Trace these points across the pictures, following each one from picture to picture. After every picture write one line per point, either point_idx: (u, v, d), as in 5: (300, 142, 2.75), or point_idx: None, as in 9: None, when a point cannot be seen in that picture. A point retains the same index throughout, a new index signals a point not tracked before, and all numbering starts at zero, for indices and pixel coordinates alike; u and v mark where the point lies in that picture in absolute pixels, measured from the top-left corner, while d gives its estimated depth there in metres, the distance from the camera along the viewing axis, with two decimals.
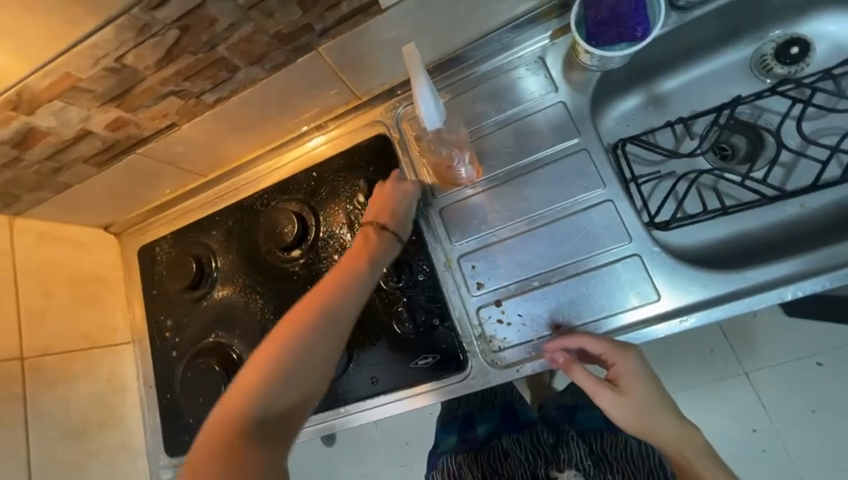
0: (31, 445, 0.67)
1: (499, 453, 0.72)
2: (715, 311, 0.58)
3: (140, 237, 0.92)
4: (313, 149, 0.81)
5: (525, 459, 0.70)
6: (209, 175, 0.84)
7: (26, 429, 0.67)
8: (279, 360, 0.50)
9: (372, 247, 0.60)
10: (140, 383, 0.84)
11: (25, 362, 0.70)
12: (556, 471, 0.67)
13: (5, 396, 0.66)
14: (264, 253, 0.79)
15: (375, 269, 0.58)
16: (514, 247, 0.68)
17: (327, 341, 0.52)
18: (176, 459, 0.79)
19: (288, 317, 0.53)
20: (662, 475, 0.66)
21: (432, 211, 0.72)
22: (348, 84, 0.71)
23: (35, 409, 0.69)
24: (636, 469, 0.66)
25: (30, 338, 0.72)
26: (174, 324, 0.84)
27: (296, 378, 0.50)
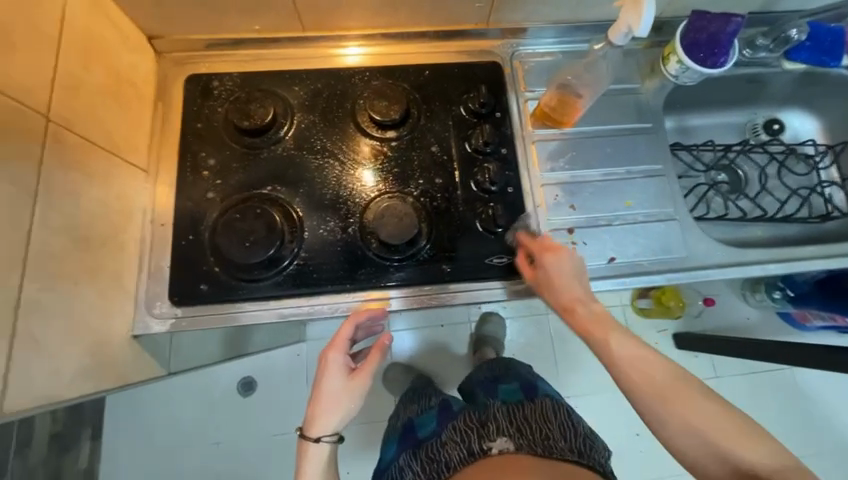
0: (35, 224, 0.51)
1: (436, 445, 0.83)
2: (727, 271, 0.78)
3: (187, 64, 0.79)
4: (348, 57, 0.81)
5: (463, 440, 0.79)
6: (309, 31, 0.79)
7: (35, 200, 0.51)
8: (313, 424, 0.64)
9: (339, 339, 0.65)
10: (148, 219, 0.71)
11: (49, 125, 0.54)
12: (489, 442, 0.77)
13: (23, 149, 0.50)
14: (354, 125, 0.77)
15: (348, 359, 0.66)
16: (589, 191, 0.79)
17: (332, 427, 0.64)
18: (180, 311, 0.68)
19: (301, 430, 0.65)
20: (573, 432, 0.80)
21: (526, 140, 0.80)
22: (493, 5, 0.78)
23: (47, 183, 0.53)
24: (556, 434, 0.79)
25: (59, 103, 0.57)
26: (218, 166, 0.74)
27: (322, 454, 0.65)
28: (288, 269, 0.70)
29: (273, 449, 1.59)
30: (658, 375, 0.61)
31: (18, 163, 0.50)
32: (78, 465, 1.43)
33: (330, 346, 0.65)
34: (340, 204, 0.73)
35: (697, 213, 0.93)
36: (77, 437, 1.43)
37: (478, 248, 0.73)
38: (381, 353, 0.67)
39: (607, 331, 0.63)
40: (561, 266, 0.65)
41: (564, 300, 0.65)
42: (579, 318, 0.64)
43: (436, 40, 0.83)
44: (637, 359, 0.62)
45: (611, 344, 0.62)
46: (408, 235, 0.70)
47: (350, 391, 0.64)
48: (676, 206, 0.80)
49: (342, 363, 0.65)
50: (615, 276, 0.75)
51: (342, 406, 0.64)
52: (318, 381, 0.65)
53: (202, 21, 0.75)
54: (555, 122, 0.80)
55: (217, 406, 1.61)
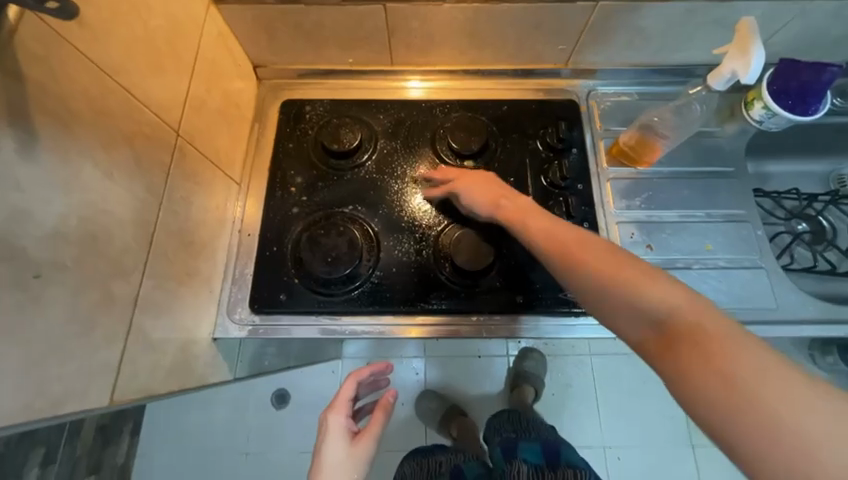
0: (158, 227, 0.56)
1: None
2: (821, 329, 0.72)
3: (283, 91, 0.87)
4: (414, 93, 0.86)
5: None
6: (397, 65, 0.85)
7: (160, 205, 0.57)
8: None
9: (340, 398, 0.72)
10: (237, 228, 0.75)
11: (178, 139, 0.61)
12: None
13: (159, 160, 0.56)
14: (434, 153, 0.80)
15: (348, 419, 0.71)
16: (667, 232, 0.77)
17: None
18: (258, 318, 0.71)
19: None
20: None
21: (602, 177, 0.80)
22: (575, 46, 0.80)
23: (171, 191, 0.59)
24: None
25: (187, 121, 0.63)
26: (304, 183, 0.78)
27: None
28: (363, 287, 0.72)
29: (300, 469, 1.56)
30: (608, 257, 0.50)
31: (152, 172, 0.55)
32: (116, 460, 1.46)
33: (332, 409, 0.71)
34: (416, 228, 0.75)
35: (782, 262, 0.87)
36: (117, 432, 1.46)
37: (552, 281, 0.72)
38: (382, 413, 0.72)
39: (629, 271, 0.48)
40: (472, 191, 0.69)
41: (490, 194, 0.67)
42: (507, 210, 0.64)
43: (514, 77, 0.87)
44: (689, 319, 0.42)
45: (610, 269, 0.49)
46: (483, 264, 0.70)
47: (352, 456, 0.67)
48: (761, 254, 0.76)
49: (344, 426, 0.70)
50: None
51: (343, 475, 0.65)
52: (322, 447, 0.68)
53: (304, 54, 0.82)
54: (631, 160, 0.80)
55: (249, 417, 1.61)
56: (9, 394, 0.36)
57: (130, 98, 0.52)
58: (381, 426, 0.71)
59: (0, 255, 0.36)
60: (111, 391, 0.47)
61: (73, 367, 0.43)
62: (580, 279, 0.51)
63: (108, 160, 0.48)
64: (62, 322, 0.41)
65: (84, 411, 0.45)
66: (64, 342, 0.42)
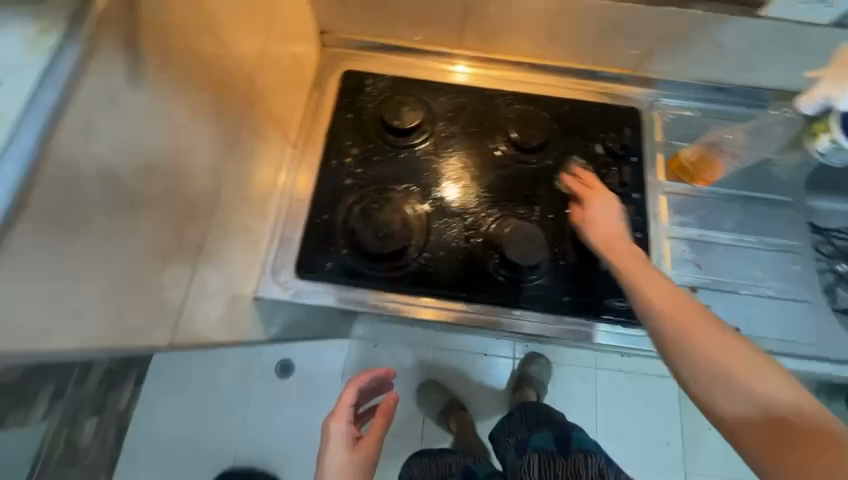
0: (225, 177, 0.56)
1: None
2: None
3: (346, 60, 0.85)
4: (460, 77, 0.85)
5: None
6: (463, 49, 0.83)
7: (229, 156, 0.56)
8: None
9: (341, 406, 0.71)
10: (288, 190, 0.75)
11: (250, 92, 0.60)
12: None
13: (233, 109, 0.55)
14: (492, 142, 0.79)
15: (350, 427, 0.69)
16: (716, 253, 0.76)
17: None
18: (301, 283, 0.71)
19: None
20: None
21: (657, 190, 0.79)
22: (650, 53, 0.79)
23: (238, 143, 0.58)
24: None
25: (260, 75, 0.63)
26: (360, 155, 0.77)
27: None
28: (409, 266, 0.71)
29: (293, 440, 1.58)
30: (685, 302, 0.52)
31: (227, 121, 0.55)
32: (118, 406, 1.47)
33: (334, 415, 0.70)
34: (467, 215, 0.75)
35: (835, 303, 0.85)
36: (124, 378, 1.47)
37: (597, 286, 0.72)
38: (385, 419, 0.71)
39: (714, 332, 0.50)
40: (607, 209, 0.66)
41: (604, 236, 0.64)
42: (616, 251, 0.61)
43: (579, 77, 0.86)
44: (766, 379, 0.46)
45: (671, 307, 0.52)
46: (533, 259, 0.70)
47: (354, 461, 0.65)
48: (810, 288, 0.75)
49: (346, 431, 0.68)
50: None
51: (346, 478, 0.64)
52: (324, 456, 0.66)
53: (374, 24, 0.80)
54: (689, 176, 0.79)
55: (252, 382, 1.63)
56: (98, 316, 0.37)
57: (218, 42, 0.50)
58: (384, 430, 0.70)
59: (104, 178, 0.36)
60: (170, 332, 0.47)
61: (144, 301, 0.43)
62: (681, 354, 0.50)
63: (196, 103, 0.48)
64: (142, 255, 0.41)
65: (149, 347, 0.45)
66: (140, 276, 0.42)
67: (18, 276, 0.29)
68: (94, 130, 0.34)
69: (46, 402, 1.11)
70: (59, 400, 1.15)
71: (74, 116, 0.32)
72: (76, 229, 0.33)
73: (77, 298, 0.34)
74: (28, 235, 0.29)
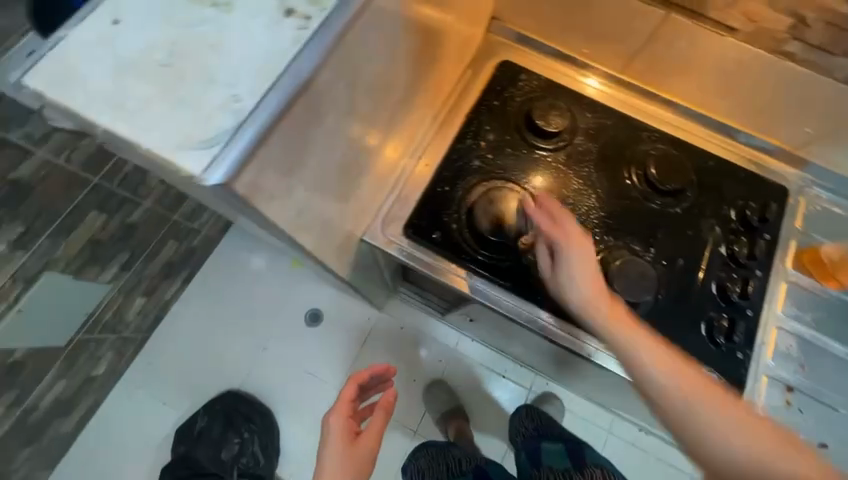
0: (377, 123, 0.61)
1: None
2: None
3: (505, 51, 0.86)
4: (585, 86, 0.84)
5: None
6: (624, 75, 0.81)
7: (385, 107, 0.61)
8: None
9: (341, 400, 0.70)
10: (416, 154, 0.78)
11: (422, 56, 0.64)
12: None
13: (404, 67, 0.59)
14: (626, 172, 0.78)
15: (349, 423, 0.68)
16: (824, 361, 0.71)
17: None
18: (407, 241, 0.73)
19: None
20: None
21: (781, 276, 0.75)
22: (824, 139, 0.73)
23: (395, 97, 0.63)
24: None
25: (434, 43, 0.66)
26: (494, 143, 0.79)
27: None
28: (511, 262, 0.72)
29: (308, 405, 1.26)
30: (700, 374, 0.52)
31: (410, 84, 0.66)
32: (165, 296, 1.28)
33: (335, 409, 0.69)
34: None
35: None
36: (171, 276, 1.27)
37: (691, 347, 0.69)
38: (385, 413, 0.69)
39: (697, 376, 0.51)
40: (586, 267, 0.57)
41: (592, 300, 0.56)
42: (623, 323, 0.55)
43: (730, 138, 0.82)
44: (728, 423, 0.48)
45: (662, 362, 0.52)
46: (637, 298, 0.68)
47: (351, 456, 0.64)
48: None
49: (346, 426, 0.67)
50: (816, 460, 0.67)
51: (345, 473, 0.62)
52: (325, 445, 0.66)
53: (545, 26, 0.80)
54: (819, 273, 0.74)
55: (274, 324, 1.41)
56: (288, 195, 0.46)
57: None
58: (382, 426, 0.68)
59: (343, 92, 0.47)
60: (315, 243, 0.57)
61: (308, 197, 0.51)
62: (671, 404, 0.50)
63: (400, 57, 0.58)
64: (331, 161, 0.52)
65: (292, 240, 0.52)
66: (323, 180, 0.53)
67: (282, 143, 0.41)
68: (350, 50, 0.44)
69: (116, 267, 1.07)
70: (126, 271, 1.10)
71: (350, 46, 0.44)
72: (328, 108, 0.46)
73: (294, 179, 0.46)
74: (321, 91, 0.43)
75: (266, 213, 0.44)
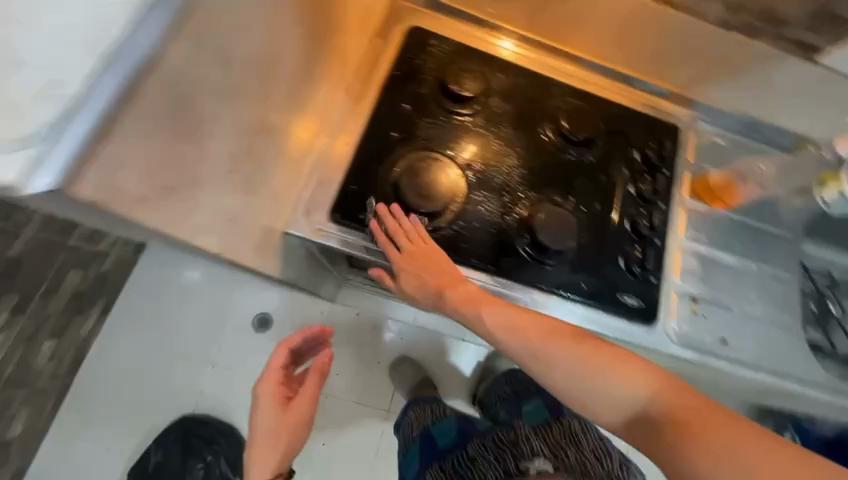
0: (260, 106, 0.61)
1: (464, 461, 0.98)
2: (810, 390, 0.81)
3: (412, 15, 0.82)
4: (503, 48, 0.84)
5: (493, 460, 0.92)
6: (529, 32, 0.84)
7: (268, 87, 0.61)
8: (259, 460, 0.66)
9: (271, 366, 0.71)
10: (333, 134, 0.73)
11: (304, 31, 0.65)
12: (524, 462, 0.86)
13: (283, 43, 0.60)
14: (541, 127, 0.81)
15: (277, 389, 0.70)
16: (718, 272, 0.82)
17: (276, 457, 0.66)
18: (335, 227, 0.70)
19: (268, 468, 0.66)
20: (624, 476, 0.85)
21: (680, 205, 0.84)
22: (702, 75, 0.83)
23: (282, 78, 0.64)
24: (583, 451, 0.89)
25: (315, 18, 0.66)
26: (413, 113, 0.76)
27: None
28: (443, 230, 0.72)
29: None
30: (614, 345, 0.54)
31: (298, 75, 0.68)
32: (80, 333, 1.17)
33: (262, 381, 0.70)
34: (505, 192, 0.76)
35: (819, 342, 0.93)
36: (90, 306, 1.17)
37: (614, 280, 0.76)
38: (317, 376, 0.69)
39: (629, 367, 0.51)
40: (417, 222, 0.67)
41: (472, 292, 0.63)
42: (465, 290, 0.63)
43: (628, 85, 0.88)
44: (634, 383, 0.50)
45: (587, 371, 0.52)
46: (561, 245, 0.73)
47: (286, 421, 0.68)
48: (794, 316, 0.83)
49: (276, 394, 0.70)
50: (719, 355, 0.78)
51: (279, 438, 0.67)
52: (259, 410, 0.69)
53: None
54: (710, 198, 0.84)
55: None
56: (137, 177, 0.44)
57: None
58: (317, 388, 0.69)
59: (206, 85, 0.49)
60: (221, 244, 0.59)
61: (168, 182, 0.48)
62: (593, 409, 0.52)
63: (281, 33, 0.59)
64: (208, 160, 0.53)
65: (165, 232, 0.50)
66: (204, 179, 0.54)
67: (130, 135, 0.41)
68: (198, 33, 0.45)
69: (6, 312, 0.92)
70: (20, 314, 0.95)
71: (195, 41, 0.45)
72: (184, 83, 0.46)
73: (165, 184, 0.48)
74: (172, 62, 0.43)
75: (140, 219, 0.46)
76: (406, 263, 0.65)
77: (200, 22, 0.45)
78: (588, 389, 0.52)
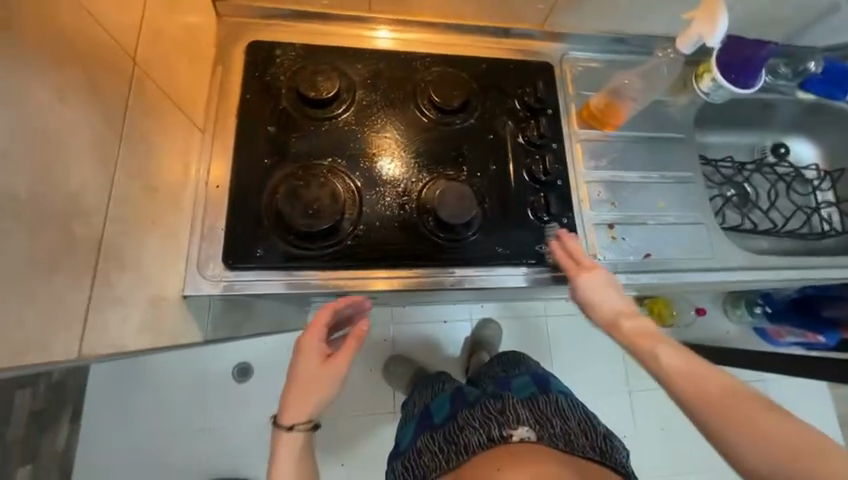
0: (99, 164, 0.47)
1: (455, 430, 0.87)
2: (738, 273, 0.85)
3: (250, 30, 0.78)
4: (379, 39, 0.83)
5: (479, 426, 0.84)
6: (373, 12, 0.81)
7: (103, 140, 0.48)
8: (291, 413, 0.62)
9: (322, 316, 0.65)
10: (202, 179, 0.69)
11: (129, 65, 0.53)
12: (510, 429, 0.81)
13: (105, 89, 0.48)
14: (415, 106, 0.79)
15: (319, 342, 0.64)
16: (626, 193, 0.84)
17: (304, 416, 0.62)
18: (233, 275, 0.67)
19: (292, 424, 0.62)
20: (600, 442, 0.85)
21: (573, 139, 0.85)
22: (553, 7, 0.82)
23: (123, 125, 0.52)
24: (567, 419, 0.86)
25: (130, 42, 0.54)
26: (279, 132, 0.73)
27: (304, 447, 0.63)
28: (344, 241, 0.70)
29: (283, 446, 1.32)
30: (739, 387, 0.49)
31: (130, 110, 0.53)
32: (56, 446, 1.14)
33: (306, 332, 0.63)
34: (398, 182, 0.75)
35: (731, 223, 1.00)
36: (54, 421, 1.13)
37: (527, 234, 0.76)
38: (358, 340, 0.64)
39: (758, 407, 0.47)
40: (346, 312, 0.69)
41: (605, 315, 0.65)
42: (625, 332, 0.62)
43: (492, 36, 0.87)
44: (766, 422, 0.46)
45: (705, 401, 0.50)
46: (463, 218, 0.72)
47: (327, 381, 0.62)
48: (703, 211, 0.86)
49: (318, 350, 0.63)
50: (646, 270, 0.81)
51: (320, 393, 0.62)
52: (297, 366, 0.63)
53: None
54: (599, 123, 0.85)
55: (204, 400, 1.31)
56: None
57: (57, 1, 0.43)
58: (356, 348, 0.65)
59: None
60: (101, 341, 0.47)
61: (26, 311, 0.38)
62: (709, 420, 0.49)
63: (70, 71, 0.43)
64: (52, 264, 0.41)
65: (51, 363, 0.40)
66: (42, 278, 0.40)
67: None
68: None
69: None
70: None
71: None
72: None
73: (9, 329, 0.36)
74: None
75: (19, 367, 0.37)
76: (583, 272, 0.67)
77: None
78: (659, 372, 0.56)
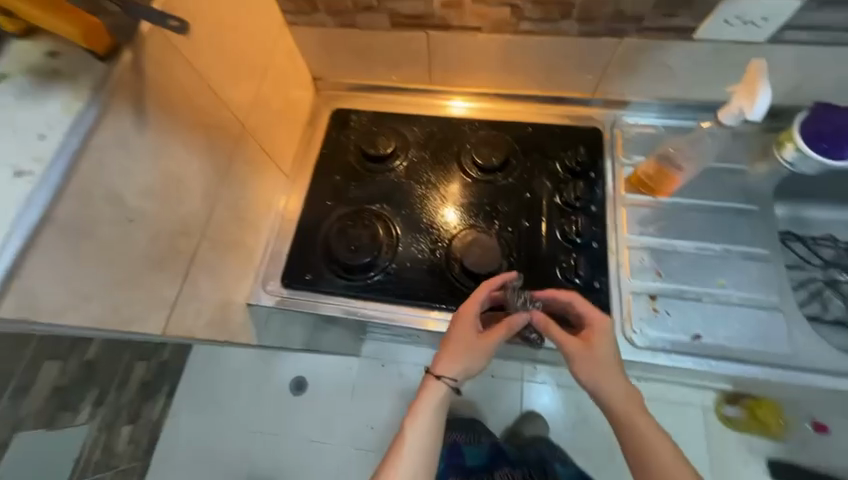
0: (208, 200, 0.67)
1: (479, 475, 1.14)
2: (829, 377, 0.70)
3: (336, 100, 0.98)
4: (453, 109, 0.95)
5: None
6: (436, 84, 0.93)
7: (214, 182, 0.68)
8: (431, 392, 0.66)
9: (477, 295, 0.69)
10: (280, 212, 0.87)
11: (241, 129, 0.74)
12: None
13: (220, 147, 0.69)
14: (459, 164, 0.88)
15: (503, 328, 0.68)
16: (675, 264, 0.78)
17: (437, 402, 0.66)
18: (286, 292, 0.81)
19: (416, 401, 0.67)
20: None
21: (617, 202, 0.83)
22: (602, 78, 0.85)
23: (230, 171, 0.72)
24: None
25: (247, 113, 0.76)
26: (342, 181, 0.89)
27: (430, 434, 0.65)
28: (377, 275, 0.80)
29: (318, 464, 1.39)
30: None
31: (236, 160, 0.74)
32: (151, 416, 1.39)
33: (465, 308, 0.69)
34: (432, 230, 0.83)
35: (833, 315, 0.84)
36: (154, 394, 1.39)
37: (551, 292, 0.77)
38: (509, 330, 0.67)
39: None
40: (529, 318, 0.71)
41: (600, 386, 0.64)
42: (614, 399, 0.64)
43: (542, 104, 0.93)
44: None
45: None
46: (488, 269, 0.77)
47: (488, 348, 0.67)
48: (780, 296, 0.74)
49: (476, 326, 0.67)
50: (694, 352, 0.72)
51: (466, 361, 0.66)
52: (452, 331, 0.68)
53: (353, 69, 0.93)
54: (649, 189, 0.82)
55: (262, 401, 1.48)
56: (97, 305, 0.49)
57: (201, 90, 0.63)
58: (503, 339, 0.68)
59: (112, 209, 0.50)
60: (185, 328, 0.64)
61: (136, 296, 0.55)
62: None
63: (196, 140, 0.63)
64: (165, 265, 0.59)
65: (144, 334, 0.57)
66: (157, 274, 0.58)
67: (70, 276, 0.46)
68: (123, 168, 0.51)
69: (88, 406, 1.15)
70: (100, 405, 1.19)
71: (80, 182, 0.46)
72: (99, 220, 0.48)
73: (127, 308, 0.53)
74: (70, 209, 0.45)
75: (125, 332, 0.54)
76: (587, 354, 0.65)
77: (88, 160, 0.46)
78: (641, 434, 0.62)
